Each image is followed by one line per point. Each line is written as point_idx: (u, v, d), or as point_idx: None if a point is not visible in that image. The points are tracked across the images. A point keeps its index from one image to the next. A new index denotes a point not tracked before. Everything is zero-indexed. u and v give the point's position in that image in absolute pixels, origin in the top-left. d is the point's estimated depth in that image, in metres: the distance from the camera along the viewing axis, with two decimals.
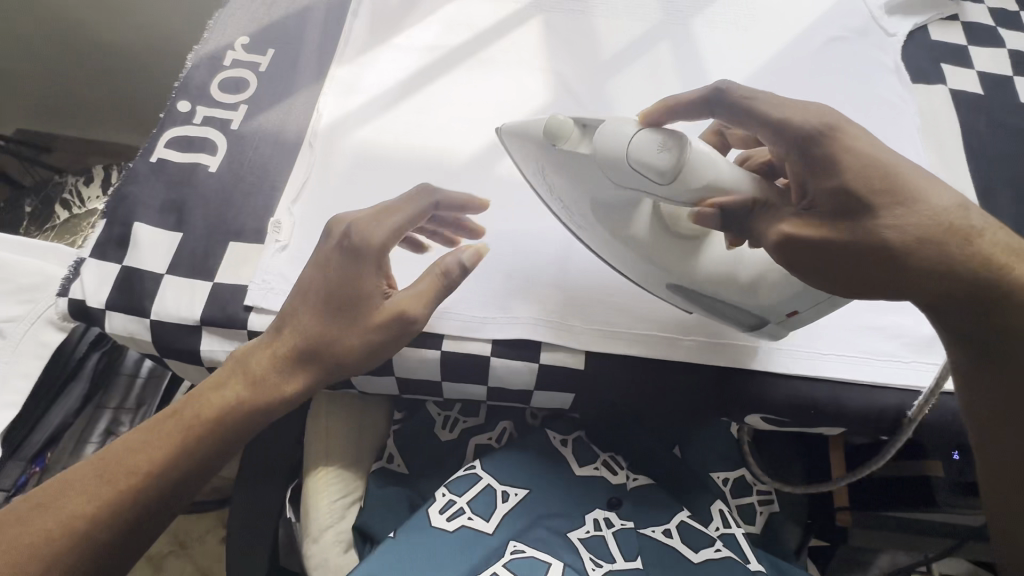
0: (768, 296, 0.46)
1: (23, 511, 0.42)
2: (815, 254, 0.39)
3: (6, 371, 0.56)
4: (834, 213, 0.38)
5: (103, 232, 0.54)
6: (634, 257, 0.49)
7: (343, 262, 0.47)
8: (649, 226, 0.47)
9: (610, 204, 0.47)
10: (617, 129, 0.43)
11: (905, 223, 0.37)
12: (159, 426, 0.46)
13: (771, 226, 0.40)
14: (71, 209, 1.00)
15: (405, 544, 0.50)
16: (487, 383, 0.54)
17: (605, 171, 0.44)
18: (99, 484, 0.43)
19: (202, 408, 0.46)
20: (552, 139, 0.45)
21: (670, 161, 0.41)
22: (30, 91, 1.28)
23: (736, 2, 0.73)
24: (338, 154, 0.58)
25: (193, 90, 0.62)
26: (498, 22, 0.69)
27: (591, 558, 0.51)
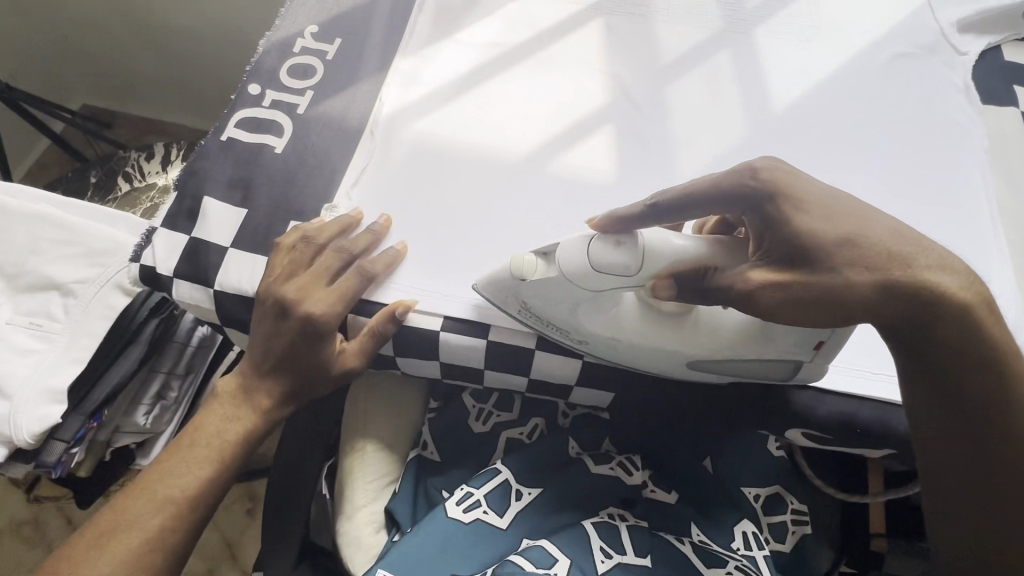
0: (778, 350, 0.50)
1: (89, 539, 0.47)
2: (794, 296, 0.40)
3: (76, 329, 0.60)
4: (790, 260, 0.40)
5: (174, 204, 0.57)
6: (638, 354, 0.52)
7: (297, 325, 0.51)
8: (641, 317, 0.50)
9: (592, 317, 0.50)
10: (571, 247, 0.47)
11: (861, 261, 0.39)
12: (191, 452, 0.52)
13: (734, 281, 0.42)
14: (133, 181, 1.04)
15: (422, 534, 0.53)
16: (528, 375, 0.56)
17: (577, 284, 0.48)
18: (155, 506, 0.49)
19: (225, 435, 0.53)
20: (520, 275, 0.49)
21: (627, 254, 0.45)
22: (102, 69, 1.35)
23: (801, 13, 0.72)
24: (397, 143, 0.60)
25: (264, 74, 0.64)
26: (559, 22, 0.69)
27: (601, 547, 0.51)
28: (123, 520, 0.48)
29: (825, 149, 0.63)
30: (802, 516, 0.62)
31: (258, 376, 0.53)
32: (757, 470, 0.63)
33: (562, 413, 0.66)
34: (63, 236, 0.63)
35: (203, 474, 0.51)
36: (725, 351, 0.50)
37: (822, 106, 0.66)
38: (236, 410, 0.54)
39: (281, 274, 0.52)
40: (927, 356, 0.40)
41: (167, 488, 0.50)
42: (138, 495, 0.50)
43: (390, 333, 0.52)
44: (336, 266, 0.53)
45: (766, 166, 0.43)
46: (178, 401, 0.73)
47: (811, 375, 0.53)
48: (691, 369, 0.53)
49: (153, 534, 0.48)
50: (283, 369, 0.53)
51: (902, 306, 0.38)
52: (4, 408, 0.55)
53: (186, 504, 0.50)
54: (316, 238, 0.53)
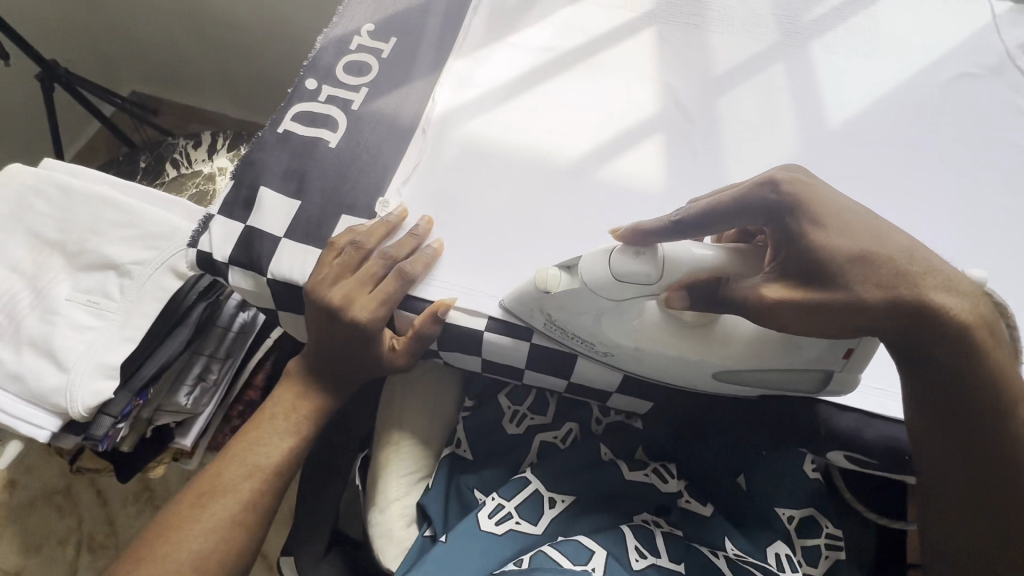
0: (804, 360, 0.50)
1: (187, 511, 0.52)
2: (816, 317, 0.40)
3: (131, 309, 0.62)
4: (805, 274, 0.41)
5: (231, 192, 0.58)
6: (662, 365, 0.52)
7: (342, 324, 0.53)
8: (665, 327, 0.50)
9: (616, 328, 0.50)
10: (592, 259, 0.47)
11: (873, 276, 0.38)
12: (266, 428, 0.56)
13: (749, 293, 0.42)
14: (180, 168, 1.07)
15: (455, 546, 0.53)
16: (570, 378, 0.57)
17: (602, 296, 0.47)
18: (243, 480, 0.53)
19: (291, 415, 0.57)
20: (545, 289, 0.49)
21: (648, 264, 0.45)
22: (154, 57, 1.40)
23: (860, 29, 0.71)
24: (448, 143, 0.61)
25: (321, 69, 0.65)
26: (613, 29, 0.69)
27: (636, 548, 0.52)
28: (216, 494, 0.53)
29: (880, 167, 0.62)
30: (837, 541, 0.59)
31: (319, 363, 0.57)
32: (794, 488, 0.60)
33: (595, 420, 0.66)
34: (123, 218, 0.65)
35: (285, 444, 0.56)
36: (750, 361, 0.50)
37: (879, 125, 0.64)
38: (304, 389, 0.58)
39: (324, 273, 0.53)
40: (927, 370, 0.40)
41: (255, 457, 0.55)
42: (229, 464, 0.54)
43: (435, 333, 0.53)
44: (385, 273, 0.54)
45: (787, 178, 0.43)
46: (217, 384, 0.74)
47: (841, 386, 0.52)
48: (715, 381, 0.53)
49: (247, 499, 0.53)
50: (332, 357, 0.56)
51: (907, 324, 0.38)
52: (61, 380, 0.57)
53: (271, 474, 0.55)
54: (370, 241, 0.54)
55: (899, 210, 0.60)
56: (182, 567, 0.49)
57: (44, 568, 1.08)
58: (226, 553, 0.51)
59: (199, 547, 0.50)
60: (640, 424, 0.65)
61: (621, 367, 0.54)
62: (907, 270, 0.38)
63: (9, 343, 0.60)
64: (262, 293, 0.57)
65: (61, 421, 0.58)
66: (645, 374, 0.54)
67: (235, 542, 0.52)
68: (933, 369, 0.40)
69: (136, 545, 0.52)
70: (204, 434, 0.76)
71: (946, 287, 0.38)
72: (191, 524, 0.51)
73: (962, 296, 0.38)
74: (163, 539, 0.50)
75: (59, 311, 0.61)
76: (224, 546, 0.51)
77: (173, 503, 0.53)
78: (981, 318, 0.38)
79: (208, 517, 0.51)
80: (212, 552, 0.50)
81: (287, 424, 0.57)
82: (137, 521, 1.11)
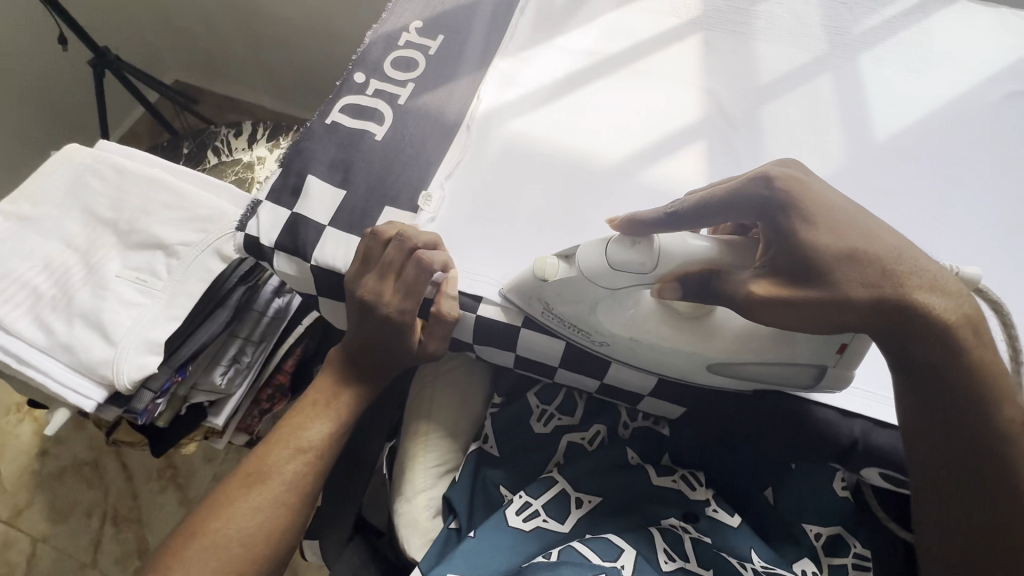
0: (798, 354, 0.50)
1: (236, 489, 0.53)
2: (816, 313, 0.40)
3: (177, 289, 0.64)
4: (792, 274, 0.41)
5: (279, 179, 0.60)
6: (656, 356, 0.53)
7: (366, 314, 0.54)
8: (660, 318, 0.52)
9: (611, 317, 0.52)
10: (589, 248, 0.48)
11: (860, 273, 0.39)
12: (311, 414, 0.58)
13: (739, 288, 0.43)
14: (221, 155, 1.09)
15: (485, 541, 0.54)
16: (602, 379, 0.58)
17: (597, 285, 0.48)
18: (289, 463, 0.55)
19: (333, 402, 0.58)
20: (541, 276, 0.50)
21: (642, 254, 0.46)
22: (198, 48, 1.43)
23: (910, 43, 0.70)
24: (491, 142, 0.62)
25: (369, 64, 0.67)
26: (658, 34, 0.69)
27: (665, 550, 0.53)
28: (265, 475, 0.54)
29: (927, 183, 0.61)
30: (865, 562, 0.56)
31: (356, 353, 0.58)
32: (822, 509, 0.58)
33: (624, 424, 0.66)
34: (173, 200, 0.68)
35: (328, 429, 0.57)
36: (743, 354, 0.51)
37: (927, 140, 0.63)
38: (345, 376, 0.59)
39: (356, 263, 0.54)
40: (920, 370, 0.41)
41: (299, 440, 0.56)
42: (275, 446, 0.56)
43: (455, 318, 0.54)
44: (397, 262, 0.53)
45: (781, 174, 0.43)
46: (249, 366, 0.76)
47: (838, 381, 0.52)
48: (710, 373, 0.54)
49: (292, 481, 0.54)
50: (362, 347, 0.58)
51: (895, 322, 0.39)
52: (109, 353, 0.60)
53: (316, 456, 0.56)
54: (377, 237, 0.53)
55: (945, 227, 0.59)
56: (232, 542, 0.50)
57: (71, 537, 1.11)
58: (272, 533, 0.52)
59: (248, 525, 0.51)
60: (667, 430, 0.65)
61: (617, 358, 0.55)
62: (893, 269, 0.39)
63: (61, 314, 0.62)
64: (305, 279, 0.58)
65: (105, 392, 0.60)
66: (639, 365, 0.55)
67: (282, 523, 0.53)
68: (923, 369, 0.41)
69: (186, 521, 0.53)
70: (234, 414, 0.78)
71: (936, 288, 0.39)
72: (240, 504, 0.52)
73: (949, 297, 0.39)
74: (213, 515, 0.52)
75: (109, 286, 0.63)
76: (274, 528, 0.52)
77: (221, 483, 0.55)
78: (968, 319, 0.40)
79: (258, 496, 0.53)
80: (261, 529, 0.52)
81: (329, 409, 0.58)
82: (159, 497, 1.14)
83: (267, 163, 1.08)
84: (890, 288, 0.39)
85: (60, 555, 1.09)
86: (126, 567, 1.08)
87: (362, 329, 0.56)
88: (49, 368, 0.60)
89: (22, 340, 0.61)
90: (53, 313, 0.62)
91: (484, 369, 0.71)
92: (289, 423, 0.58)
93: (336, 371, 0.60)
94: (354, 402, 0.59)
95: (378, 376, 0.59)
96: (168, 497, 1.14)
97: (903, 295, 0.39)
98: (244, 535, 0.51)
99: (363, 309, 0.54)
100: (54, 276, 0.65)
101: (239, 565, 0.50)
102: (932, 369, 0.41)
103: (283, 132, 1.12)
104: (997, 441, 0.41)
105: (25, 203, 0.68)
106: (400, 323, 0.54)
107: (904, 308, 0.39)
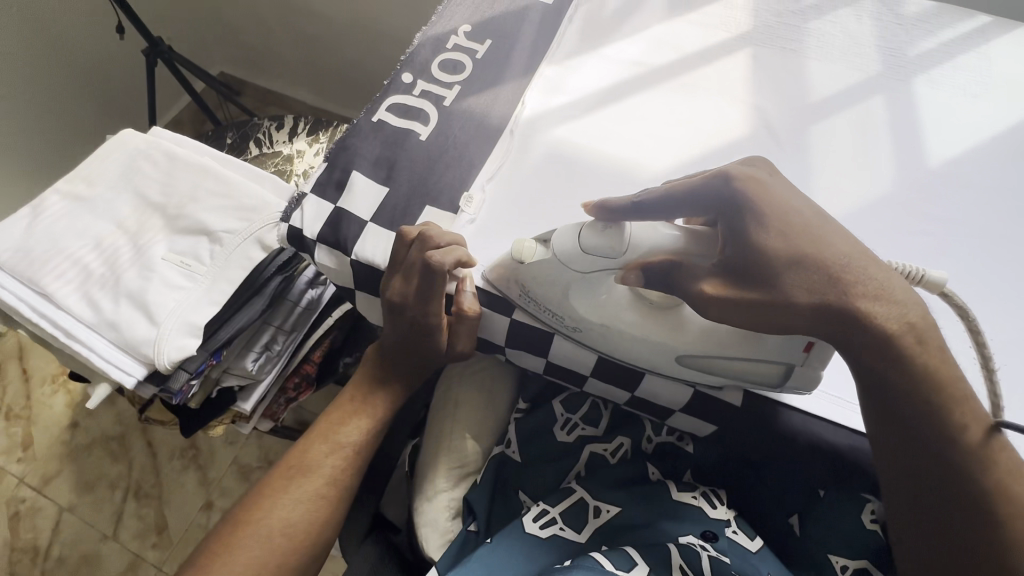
0: (766, 350, 0.48)
1: (280, 480, 0.57)
2: (756, 308, 0.42)
3: (218, 274, 0.66)
4: (744, 274, 0.43)
5: (324, 173, 0.61)
6: (627, 343, 0.52)
7: (392, 316, 0.55)
8: (633, 308, 0.51)
9: (584, 302, 0.51)
10: (565, 232, 0.48)
11: (805, 279, 0.41)
12: (348, 412, 0.60)
13: (692, 285, 0.45)
14: (262, 147, 1.12)
15: (501, 549, 0.54)
16: (633, 391, 0.57)
17: (570, 269, 0.48)
18: (327, 459, 0.58)
19: (368, 402, 0.61)
20: (518, 257, 0.50)
21: (612, 238, 0.46)
22: (245, 42, 1.47)
23: (969, 68, 0.68)
24: (533, 148, 0.62)
25: (417, 65, 0.68)
26: (706, 48, 0.69)
27: (681, 566, 0.51)
28: (305, 470, 0.57)
29: (981, 212, 0.59)
30: None
31: (393, 355, 0.60)
32: (848, 540, 0.57)
33: (647, 438, 0.65)
34: (219, 188, 0.70)
35: (364, 426, 0.60)
36: (709, 348, 0.50)
37: (984, 168, 0.61)
38: (378, 375, 0.61)
39: (388, 266, 0.55)
40: (884, 397, 0.42)
41: (336, 437, 0.59)
42: (314, 442, 0.59)
43: (476, 314, 0.55)
44: (416, 267, 0.52)
45: (738, 173, 0.45)
46: (280, 355, 0.77)
47: (807, 381, 0.51)
48: (679, 365, 0.52)
49: (330, 475, 0.57)
50: (396, 347, 0.59)
51: (839, 325, 0.41)
52: (151, 333, 0.61)
53: (353, 452, 0.59)
54: (403, 239, 0.53)
55: (999, 259, 0.57)
56: (274, 532, 0.53)
57: (94, 508, 1.14)
58: (312, 525, 0.55)
59: (289, 516, 0.54)
60: (691, 448, 0.63)
61: (588, 343, 0.54)
62: (842, 277, 0.41)
63: (108, 292, 0.64)
64: (344, 272, 0.59)
65: (146, 370, 0.62)
66: (611, 353, 0.54)
67: (320, 515, 0.55)
68: (878, 393, 0.42)
69: (233, 510, 0.57)
70: (261, 401, 0.80)
71: (885, 302, 0.40)
72: (282, 495, 0.55)
73: (894, 309, 0.40)
74: (258, 505, 0.55)
75: (155, 268, 0.65)
76: (312, 521, 0.55)
77: (265, 475, 0.58)
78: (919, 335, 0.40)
79: (298, 489, 0.56)
80: (301, 521, 0.55)
81: (364, 406, 0.60)
82: (180, 476, 1.17)
83: (306, 157, 1.10)
84: (836, 297, 0.40)
85: (83, 525, 1.12)
86: (145, 542, 1.11)
87: (395, 333, 0.57)
88: (95, 343, 0.62)
89: (71, 315, 0.63)
90: (101, 290, 0.65)
91: (512, 373, 0.71)
92: (328, 420, 0.61)
93: (372, 371, 0.62)
94: (390, 404, 0.61)
95: (412, 378, 0.61)
96: (189, 477, 1.17)
97: (847, 306, 0.40)
98: (285, 526, 0.54)
99: (394, 311, 0.54)
100: (103, 255, 0.67)
101: (282, 553, 0.53)
102: (888, 394, 0.42)
103: (324, 127, 1.14)
104: (977, 476, 0.40)
105: (82, 184, 0.71)
106: (428, 325, 0.55)
107: (853, 317, 0.40)
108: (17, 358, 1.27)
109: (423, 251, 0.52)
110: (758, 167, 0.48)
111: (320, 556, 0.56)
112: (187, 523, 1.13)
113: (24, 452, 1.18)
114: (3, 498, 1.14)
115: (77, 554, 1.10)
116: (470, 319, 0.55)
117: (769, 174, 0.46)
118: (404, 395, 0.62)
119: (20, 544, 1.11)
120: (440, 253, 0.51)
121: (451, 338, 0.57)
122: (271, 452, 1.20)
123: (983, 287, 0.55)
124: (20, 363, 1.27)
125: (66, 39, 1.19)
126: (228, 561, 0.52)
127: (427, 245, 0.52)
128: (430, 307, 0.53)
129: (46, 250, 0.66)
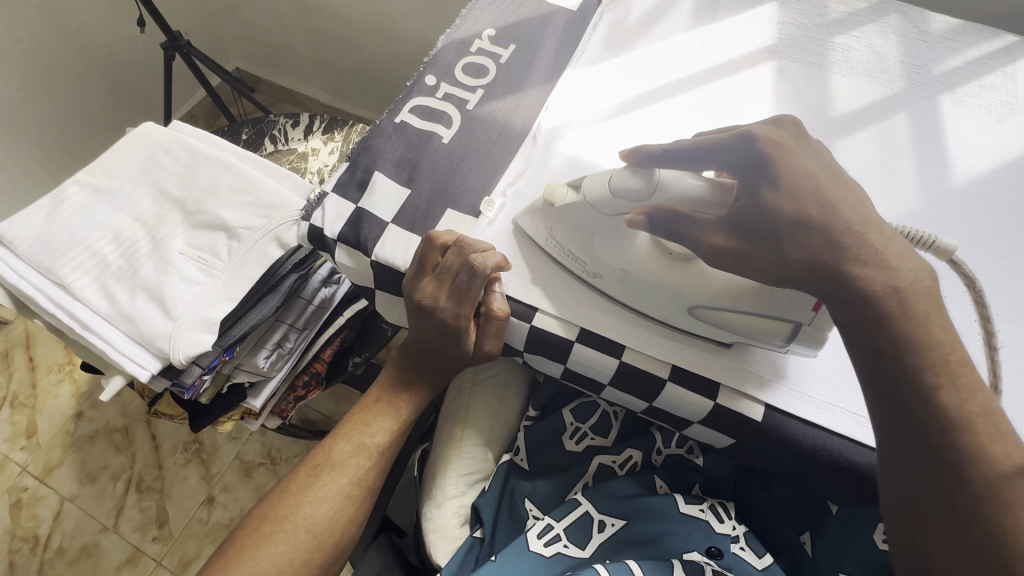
0: (773, 308, 0.48)
1: (306, 476, 0.57)
2: (741, 259, 0.46)
3: (236, 271, 0.66)
4: (751, 233, 0.45)
5: (346, 173, 0.61)
6: (645, 292, 0.52)
7: (424, 320, 0.55)
8: (653, 255, 0.51)
9: (607, 246, 0.52)
10: (597, 179, 0.51)
11: (805, 241, 0.43)
12: (372, 413, 0.60)
13: (700, 240, 0.47)
14: (277, 144, 1.11)
15: (506, 566, 0.53)
16: (652, 402, 0.56)
17: (598, 212, 0.51)
18: (353, 459, 0.57)
19: (392, 403, 0.60)
20: (549, 199, 0.54)
21: (641, 181, 0.48)
22: (261, 38, 1.47)
23: (994, 88, 0.68)
24: (555, 155, 0.61)
25: (441, 67, 0.68)
26: (730, 60, 0.69)
27: None
28: (331, 469, 0.57)
29: (1006, 233, 0.58)
30: None
31: (419, 363, 0.60)
32: (857, 564, 0.57)
33: (657, 450, 0.63)
34: (237, 183, 0.70)
35: (389, 428, 0.59)
36: (712, 296, 0.49)
37: (1006, 187, 0.61)
38: (403, 378, 0.61)
39: (414, 266, 0.54)
40: (876, 378, 0.43)
41: (362, 437, 0.59)
42: (341, 440, 0.58)
43: (504, 318, 0.54)
44: (454, 267, 0.52)
45: (766, 133, 0.47)
46: (291, 352, 0.76)
47: (809, 342, 0.49)
48: (692, 317, 0.51)
49: (354, 474, 0.57)
50: (422, 350, 0.58)
51: (832, 285, 0.43)
52: (167, 327, 0.61)
53: (379, 453, 0.58)
54: (432, 242, 0.52)
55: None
56: (300, 529, 0.53)
57: (96, 499, 1.14)
58: (338, 523, 0.55)
59: (315, 514, 0.54)
60: (701, 461, 0.62)
61: (608, 292, 0.54)
62: None
63: (126, 285, 0.65)
64: (363, 271, 0.59)
65: (160, 364, 0.62)
66: (629, 303, 0.54)
67: (345, 514, 0.56)
68: (873, 375, 0.43)
69: (260, 503, 0.57)
70: (270, 398, 0.79)
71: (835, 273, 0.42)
72: (308, 492, 0.55)
73: (851, 277, 0.42)
74: (286, 501, 0.55)
75: (172, 263, 0.66)
76: (336, 521, 0.55)
77: (291, 470, 0.58)
78: (910, 364, 0.41)
79: (325, 488, 0.55)
80: (325, 519, 0.54)
81: (389, 407, 0.60)
82: (182, 470, 1.17)
83: (321, 155, 1.09)
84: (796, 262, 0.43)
85: (84, 516, 1.12)
86: (145, 535, 1.11)
87: (422, 336, 0.57)
88: (109, 335, 0.62)
89: (88, 307, 0.63)
90: (117, 283, 0.65)
91: (523, 381, 0.71)
92: (354, 420, 0.60)
93: (395, 374, 0.61)
94: (416, 407, 0.61)
95: (436, 381, 0.61)
96: (191, 471, 1.17)
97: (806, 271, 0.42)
98: (313, 524, 0.54)
99: (423, 313, 0.54)
100: (121, 247, 0.67)
101: (309, 549, 0.53)
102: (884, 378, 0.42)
103: (340, 125, 1.13)
104: None
105: (102, 176, 0.71)
106: (457, 324, 0.54)
107: None
108: (24, 346, 1.27)
109: (461, 257, 0.52)
110: (787, 130, 0.48)
111: (343, 554, 0.56)
112: (188, 518, 1.13)
113: (28, 440, 1.18)
114: (4, 486, 1.14)
115: (77, 545, 1.10)
116: (499, 321, 0.54)
117: (798, 138, 0.47)
118: (428, 399, 0.62)
119: (21, 532, 1.10)
120: (483, 256, 0.52)
121: (479, 338, 0.56)
122: (274, 449, 1.20)
123: (1007, 308, 0.55)
124: (27, 352, 1.27)
125: (86, 30, 1.19)
126: (256, 555, 0.52)
127: (468, 249, 0.52)
128: (472, 301, 0.53)
129: (63, 240, 0.66)
